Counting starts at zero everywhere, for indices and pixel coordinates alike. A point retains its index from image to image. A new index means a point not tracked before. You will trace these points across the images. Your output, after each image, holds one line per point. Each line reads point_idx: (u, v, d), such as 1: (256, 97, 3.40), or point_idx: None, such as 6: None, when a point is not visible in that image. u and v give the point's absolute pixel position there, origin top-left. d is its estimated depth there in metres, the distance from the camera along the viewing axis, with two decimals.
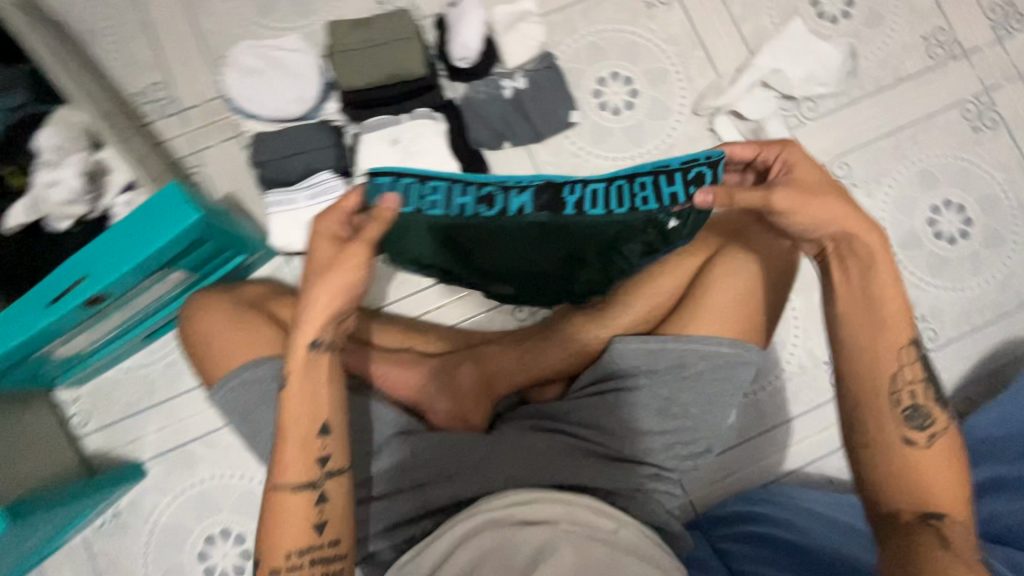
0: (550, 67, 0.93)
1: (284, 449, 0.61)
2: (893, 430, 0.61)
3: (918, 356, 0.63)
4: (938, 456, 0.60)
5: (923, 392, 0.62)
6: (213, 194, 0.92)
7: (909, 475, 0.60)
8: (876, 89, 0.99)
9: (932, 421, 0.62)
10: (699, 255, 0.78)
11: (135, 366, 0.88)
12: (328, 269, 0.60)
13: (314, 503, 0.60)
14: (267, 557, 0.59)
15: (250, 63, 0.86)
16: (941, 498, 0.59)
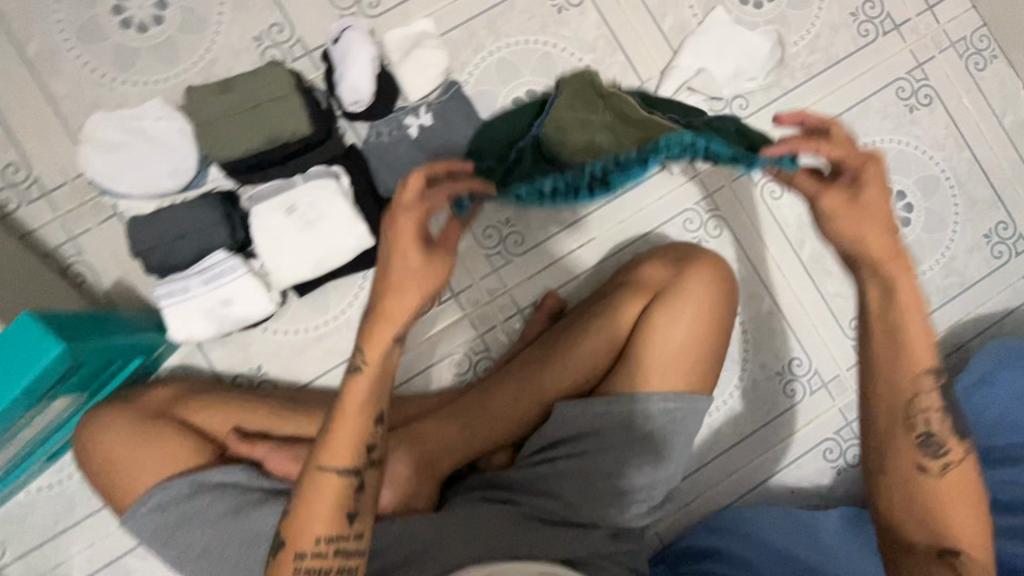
0: (457, 98, 0.84)
1: (332, 432, 0.58)
2: (912, 458, 0.62)
3: (936, 389, 0.62)
4: (957, 490, 0.61)
5: (943, 423, 0.62)
6: (100, 285, 0.82)
7: (929, 507, 0.61)
8: (807, 76, 0.93)
9: (953, 453, 0.61)
10: (639, 302, 0.75)
11: (45, 486, 0.80)
12: (408, 278, 0.56)
13: (349, 497, 0.58)
14: (292, 536, 0.58)
15: (110, 136, 0.75)
16: (962, 534, 0.60)
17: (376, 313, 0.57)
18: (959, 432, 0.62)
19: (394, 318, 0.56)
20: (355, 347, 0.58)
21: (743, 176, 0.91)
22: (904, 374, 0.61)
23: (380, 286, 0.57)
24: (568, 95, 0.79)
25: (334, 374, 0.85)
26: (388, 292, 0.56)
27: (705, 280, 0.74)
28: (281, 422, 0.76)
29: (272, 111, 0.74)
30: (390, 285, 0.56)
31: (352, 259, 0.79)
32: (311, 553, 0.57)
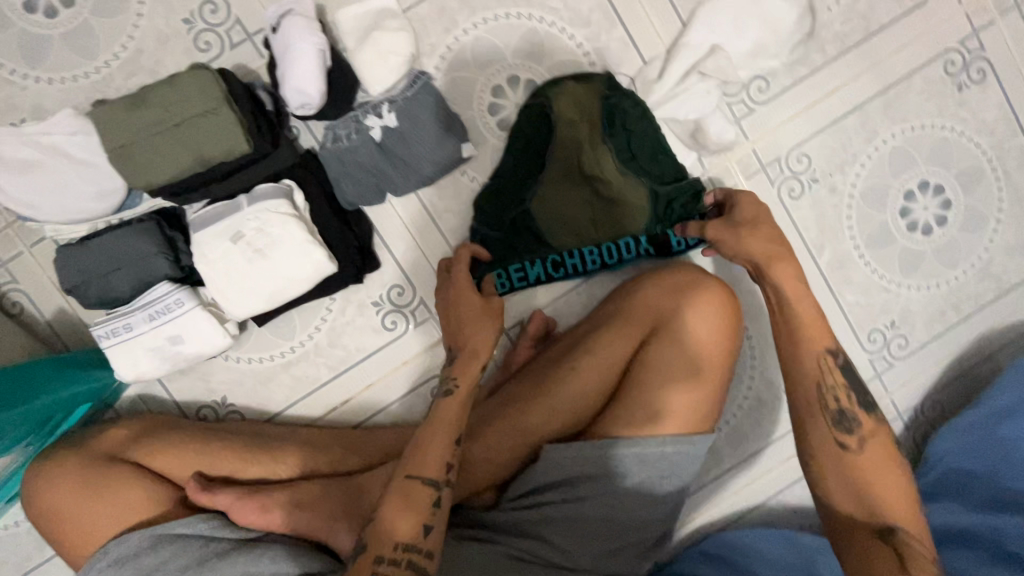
0: (424, 93, 0.72)
1: (426, 442, 0.61)
2: (832, 438, 0.62)
3: (839, 364, 0.64)
4: (876, 463, 0.61)
5: (851, 397, 0.63)
6: (41, 315, 0.75)
7: (863, 482, 0.60)
8: (840, 50, 0.79)
9: (865, 423, 0.62)
10: (633, 337, 0.69)
11: (10, 524, 0.77)
12: (470, 315, 0.67)
13: (430, 508, 0.58)
14: (371, 542, 0.56)
15: (17, 155, 0.64)
16: (893, 505, 0.59)
17: (460, 345, 0.67)
18: (862, 403, 0.63)
19: (475, 346, 0.66)
20: (447, 373, 0.66)
21: (758, 172, 0.80)
22: (807, 354, 0.64)
23: (457, 329, 0.68)
24: (561, 113, 0.74)
25: (304, 402, 0.79)
26: (463, 329, 0.67)
27: (709, 310, 0.67)
28: (250, 465, 0.70)
29: (202, 128, 0.63)
30: (465, 328, 0.67)
31: (312, 286, 0.70)
32: (388, 560, 0.55)
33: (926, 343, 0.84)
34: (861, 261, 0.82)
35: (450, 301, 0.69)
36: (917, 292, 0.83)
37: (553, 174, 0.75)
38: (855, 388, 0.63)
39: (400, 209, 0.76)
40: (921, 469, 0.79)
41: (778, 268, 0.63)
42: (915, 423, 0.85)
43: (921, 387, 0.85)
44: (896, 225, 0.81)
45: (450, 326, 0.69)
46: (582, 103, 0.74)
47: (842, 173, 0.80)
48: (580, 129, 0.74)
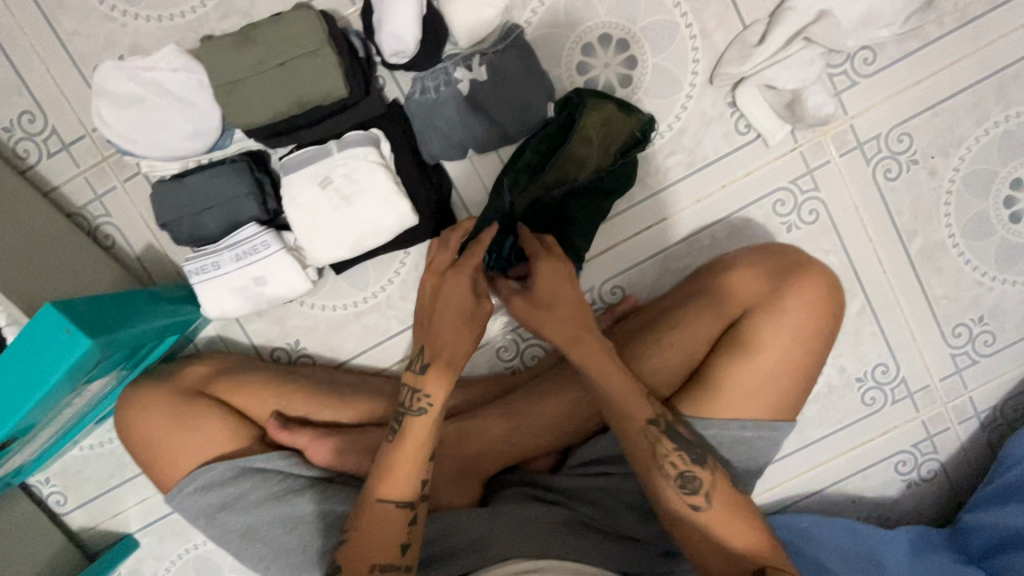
0: (515, 48, 0.70)
1: (393, 463, 0.58)
2: (679, 503, 0.59)
3: (663, 429, 0.60)
4: (728, 509, 0.58)
5: (684, 456, 0.59)
6: (131, 249, 0.78)
7: (718, 537, 0.58)
8: (957, 23, 0.73)
9: (703, 476, 0.59)
10: (722, 317, 0.68)
11: (96, 443, 0.83)
12: (459, 318, 0.61)
13: (406, 528, 0.57)
14: (347, 563, 0.55)
15: (122, 90, 0.66)
16: (757, 545, 0.58)
17: (433, 355, 0.61)
18: (694, 457, 0.60)
19: (451, 357, 0.61)
20: (418, 386, 0.60)
21: (853, 150, 0.76)
22: (630, 424, 0.61)
23: (435, 338, 0.61)
24: (592, 121, 0.69)
25: (372, 352, 0.80)
26: (441, 340, 0.61)
27: (813, 298, 0.66)
28: (320, 408, 0.73)
29: (305, 69, 0.63)
30: (442, 336, 0.61)
31: (393, 237, 0.71)
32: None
33: (1014, 342, 0.80)
34: (954, 251, 0.78)
35: (431, 301, 0.62)
36: (1012, 287, 0.78)
37: (551, 175, 0.69)
38: (682, 442, 0.60)
39: (480, 167, 0.75)
40: (999, 469, 0.77)
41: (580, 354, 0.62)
42: (992, 423, 0.82)
43: (1004, 388, 0.81)
44: (997, 215, 0.77)
45: (427, 334, 0.61)
46: (609, 126, 0.70)
47: (945, 156, 0.76)
48: (593, 149, 0.69)
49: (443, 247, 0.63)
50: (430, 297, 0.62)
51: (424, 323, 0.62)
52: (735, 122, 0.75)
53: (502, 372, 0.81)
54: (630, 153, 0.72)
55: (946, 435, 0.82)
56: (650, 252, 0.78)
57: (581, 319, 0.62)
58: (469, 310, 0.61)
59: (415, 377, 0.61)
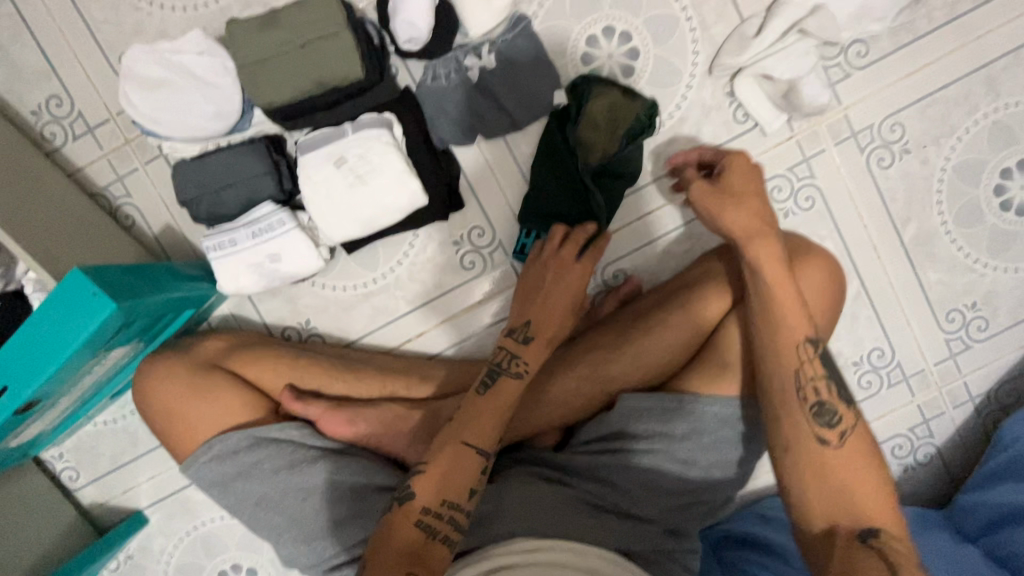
0: (523, 37, 0.74)
1: (481, 414, 0.65)
2: (812, 430, 0.61)
3: (819, 354, 0.62)
4: (855, 460, 0.59)
5: (832, 391, 0.61)
6: (150, 229, 0.81)
7: (834, 482, 0.59)
8: (947, 18, 0.76)
9: (845, 415, 0.61)
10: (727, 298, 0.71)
11: (110, 419, 0.85)
12: (556, 291, 0.69)
13: (476, 474, 0.62)
14: (420, 491, 0.61)
15: (149, 72, 0.70)
16: (874, 509, 0.58)
17: (536, 331, 0.68)
18: (842, 395, 0.62)
19: (552, 334, 0.69)
20: (518, 353, 0.68)
21: (848, 139, 0.79)
22: (789, 338, 0.62)
23: (537, 310, 0.69)
24: (598, 108, 0.73)
25: (381, 332, 0.83)
26: (540, 312, 0.69)
27: (817, 280, 0.68)
28: (330, 383, 0.75)
29: (324, 50, 0.67)
30: (542, 304, 0.69)
31: (403, 217, 0.73)
32: (433, 512, 0.60)
33: (1008, 328, 0.81)
34: (947, 237, 0.80)
35: (538, 273, 0.70)
36: (1004, 273, 0.80)
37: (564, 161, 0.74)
38: (833, 375, 0.62)
39: (487, 152, 0.78)
40: (993, 450, 0.78)
41: (756, 247, 0.62)
42: (987, 408, 0.83)
43: (999, 373, 0.82)
44: (988, 202, 0.79)
45: (529, 305, 0.69)
46: (615, 112, 0.74)
47: (936, 145, 0.78)
48: (600, 135, 0.74)
49: (566, 241, 0.71)
50: (534, 280, 0.70)
51: (530, 297, 0.70)
52: (733, 111, 0.78)
53: None
54: (641, 137, 0.73)
55: (942, 419, 0.84)
56: (654, 237, 0.81)
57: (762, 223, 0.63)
58: (573, 300, 0.69)
59: (516, 344, 0.68)
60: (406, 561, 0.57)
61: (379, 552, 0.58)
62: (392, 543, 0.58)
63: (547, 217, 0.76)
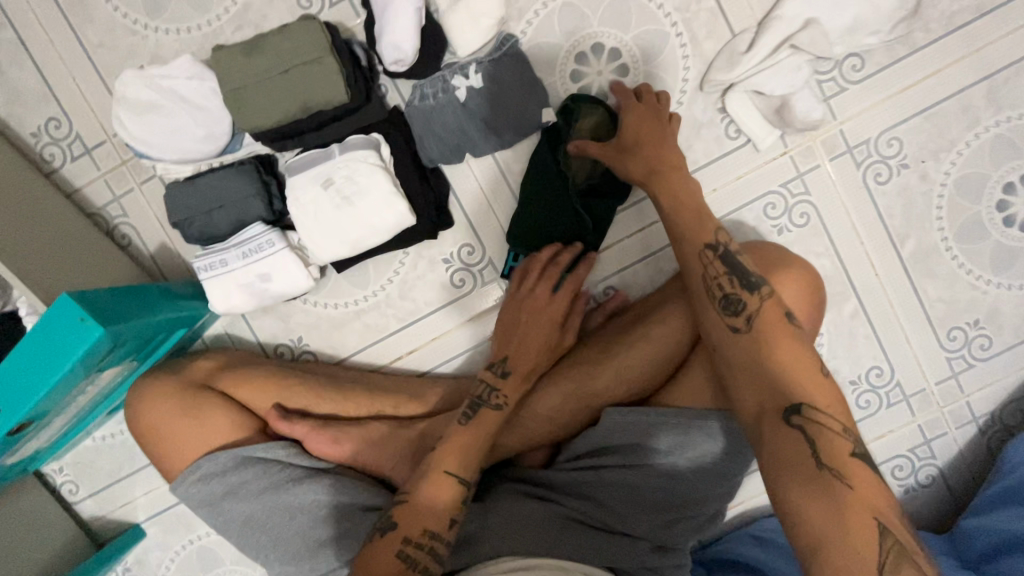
0: (510, 56, 0.73)
1: (460, 443, 0.66)
2: (722, 323, 0.60)
3: (719, 255, 0.63)
4: (773, 341, 0.57)
5: (733, 279, 0.62)
6: (146, 248, 0.82)
7: (761, 370, 0.56)
8: (945, 29, 0.75)
9: (750, 301, 0.60)
10: None
11: (108, 435, 0.86)
12: (537, 323, 0.72)
13: (455, 504, 0.63)
14: (403, 522, 0.61)
15: (141, 97, 0.71)
16: (805, 387, 0.54)
17: (514, 366, 0.71)
18: (745, 284, 0.61)
19: (531, 368, 0.71)
20: (497, 386, 0.70)
21: (843, 155, 0.77)
22: (689, 250, 0.65)
23: (516, 345, 0.71)
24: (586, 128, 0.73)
25: (371, 350, 0.83)
26: (518, 346, 0.71)
27: (795, 288, 0.67)
28: (317, 402, 0.75)
29: (307, 75, 0.67)
30: (522, 336, 0.71)
31: (392, 237, 0.74)
32: (415, 542, 0.59)
33: (1012, 346, 0.79)
34: (947, 254, 0.78)
35: (519, 310, 0.72)
36: (1008, 291, 0.78)
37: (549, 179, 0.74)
38: (735, 270, 0.63)
39: (476, 170, 0.78)
40: (997, 474, 0.76)
41: (659, 180, 0.67)
42: (991, 428, 0.81)
43: (1003, 392, 0.80)
44: (990, 218, 0.77)
45: (510, 341, 0.72)
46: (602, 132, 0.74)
47: (936, 160, 0.77)
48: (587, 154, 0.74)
49: (536, 270, 0.73)
50: (511, 316, 0.72)
51: (507, 334, 0.72)
52: (726, 127, 0.77)
53: None
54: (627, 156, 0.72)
55: (944, 440, 0.81)
56: (644, 252, 0.80)
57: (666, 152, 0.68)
58: (547, 332, 0.72)
59: (495, 377, 0.71)
60: None
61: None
62: (374, 575, 0.57)
63: (535, 235, 0.76)
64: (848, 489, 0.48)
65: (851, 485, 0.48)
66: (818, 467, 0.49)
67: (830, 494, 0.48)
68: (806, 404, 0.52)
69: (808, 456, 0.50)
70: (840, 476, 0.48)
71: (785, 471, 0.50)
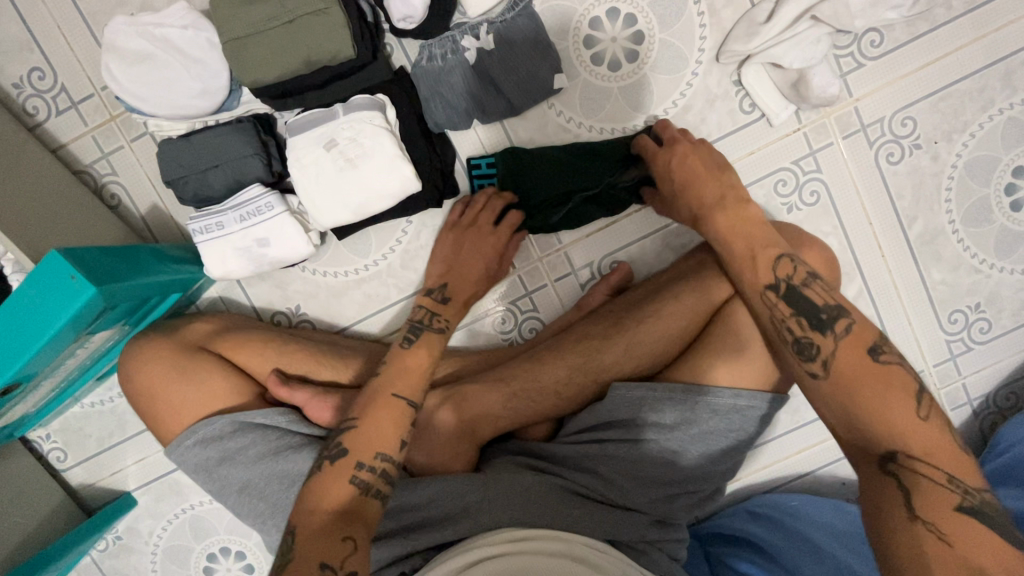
0: (524, 16, 0.70)
1: (406, 365, 0.66)
2: (799, 371, 0.58)
3: (781, 295, 0.60)
4: (859, 384, 0.54)
5: (802, 322, 0.59)
6: (136, 209, 0.79)
7: (851, 416, 0.54)
8: (965, 7, 0.73)
9: (823, 343, 0.57)
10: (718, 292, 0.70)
11: (97, 402, 0.84)
12: (477, 239, 0.73)
13: (406, 424, 0.61)
14: (352, 447, 0.59)
15: (131, 46, 0.67)
16: (901, 431, 0.51)
17: (453, 293, 0.73)
18: (815, 324, 0.58)
19: (467, 296, 0.74)
20: (437, 311, 0.71)
21: (857, 133, 0.76)
22: (750, 290, 0.63)
23: (453, 272, 0.73)
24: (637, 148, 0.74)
25: (371, 320, 0.81)
26: (456, 273, 0.73)
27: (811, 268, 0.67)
28: (317, 371, 0.74)
29: (311, 27, 0.64)
30: (460, 260, 0.73)
31: (395, 204, 0.71)
32: (366, 467, 0.58)
33: (1010, 330, 0.80)
34: (953, 237, 0.78)
35: (454, 234, 0.74)
36: (1011, 275, 0.78)
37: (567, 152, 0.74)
38: (804, 310, 0.59)
39: (484, 137, 0.76)
40: (990, 454, 0.77)
41: (717, 216, 0.65)
42: (985, 411, 0.82)
43: (997, 374, 0.81)
44: (998, 202, 0.77)
45: (449, 269, 0.74)
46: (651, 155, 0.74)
47: (948, 141, 0.76)
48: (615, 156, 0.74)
49: (489, 209, 0.74)
50: (454, 245, 0.74)
51: (449, 261, 0.74)
52: (741, 101, 0.76)
53: (500, 343, 0.83)
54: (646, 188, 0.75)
55: None
56: (654, 226, 0.78)
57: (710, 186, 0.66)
58: (486, 264, 0.74)
59: (434, 303, 0.72)
60: (341, 525, 0.54)
61: (304, 522, 0.54)
62: (322, 505, 0.55)
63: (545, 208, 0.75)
64: (944, 544, 0.46)
65: (950, 542, 0.46)
66: (910, 517, 0.48)
67: (919, 546, 0.47)
68: (900, 454, 0.51)
69: (901, 508, 0.49)
70: (937, 530, 0.47)
71: (881, 523, 0.50)
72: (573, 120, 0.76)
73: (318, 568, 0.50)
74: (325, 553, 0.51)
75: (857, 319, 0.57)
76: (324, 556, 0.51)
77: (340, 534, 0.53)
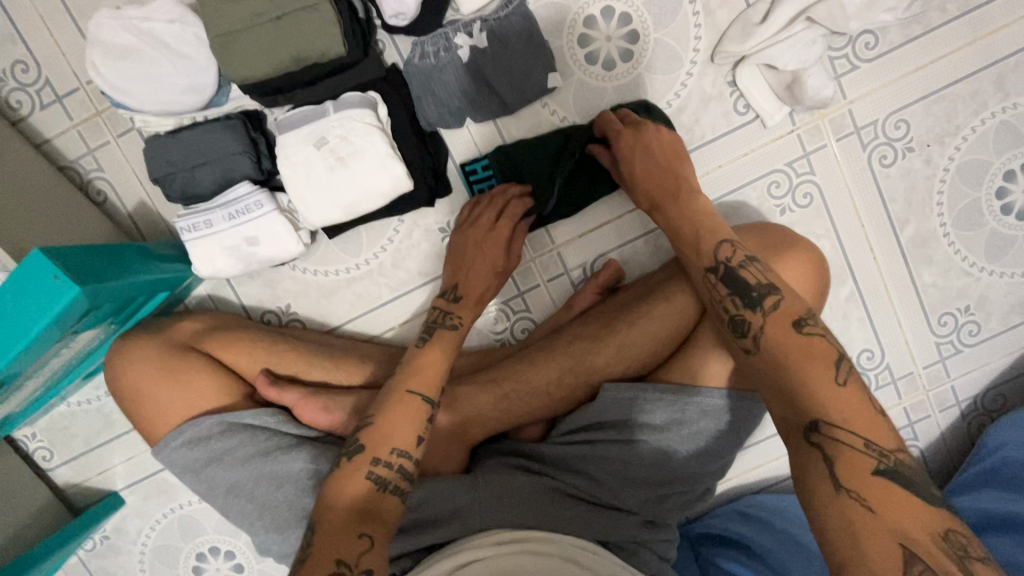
0: (518, 14, 0.69)
1: (423, 363, 0.65)
2: (736, 349, 0.58)
3: (721, 277, 0.61)
4: (784, 357, 0.53)
5: (736, 301, 0.59)
6: (123, 206, 0.77)
7: (782, 385, 0.52)
8: (959, 10, 0.73)
9: (753, 319, 0.56)
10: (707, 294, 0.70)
11: (84, 401, 0.83)
12: (479, 238, 0.72)
13: (423, 421, 0.61)
14: (369, 444, 0.58)
15: (116, 39, 0.66)
16: (821, 399, 0.50)
17: (465, 290, 0.72)
18: (747, 302, 0.58)
19: (481, 292, 0.72)
20: (450, 310, 0.71)
21: (851, 135, 0.76)
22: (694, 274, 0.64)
23: (465, 276, 0.72)
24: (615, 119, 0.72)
25: (362, 319, 0.80)
26: (467, 277, 0.72)
27: (800, 271, 0.68)
28: (306, 372, 0.73)
29: (301, 23, 0.63)
30: (468, 263, 0.72)
31: (387, 203, 0.71)
32: (383, 462, 0.57)
33: (998, 333, 0.80)
34: (944, 240, 0.78)
35: (460, 236, 0.73)
36: (1000, 278, 0.79)
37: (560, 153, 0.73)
38: (737, 288, 0.59)
39: (477, 136, 0.76)
40: (976, 456, 0.77)
41: (678, 202, 0.67)
42: (972, 413, 0.83)
43: (984, 376, 0.82)
44: (989, 206, 0.77)
45: (456, 271, 0.72)
46: None
47: (941, 145, 0.76)
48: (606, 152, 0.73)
49: (490, 206, 0.73)
50: (460, 245, 0.73)
51: (456, 263, 0.73)
52: (736, 101, 0.75)
53: (492, 344, 0.82)
54: None
55: (927, 422, 0.83)
56: (646, 227, 0.78)
57: (666, 168, 0.68)
58: (496, 258, 0.72)
59: (448, 303, 0.71)
60: (357, 521, 0.53)
61: (322, 520, 0.53)
62: (341, 502, 0.54)
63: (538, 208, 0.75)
64: (867, 512, 0.45)
65: (873, 508, 0.45)
66: (834, 487, 0.47)
67: (842, 517, 0.45)
68: (822, 421, 0.49)
69: (825, 479, 0.47)
70: (859, 497, 0.46)
71: (809, 494, 0.48)
72: (566, 120, 0.75)
73: (335, 566, 0.49)
74: (343, 549, 0.50)
75: (787, 297, 0.57)
76: (340, 555, 0.50)
77: (356, 531, 0.52)
